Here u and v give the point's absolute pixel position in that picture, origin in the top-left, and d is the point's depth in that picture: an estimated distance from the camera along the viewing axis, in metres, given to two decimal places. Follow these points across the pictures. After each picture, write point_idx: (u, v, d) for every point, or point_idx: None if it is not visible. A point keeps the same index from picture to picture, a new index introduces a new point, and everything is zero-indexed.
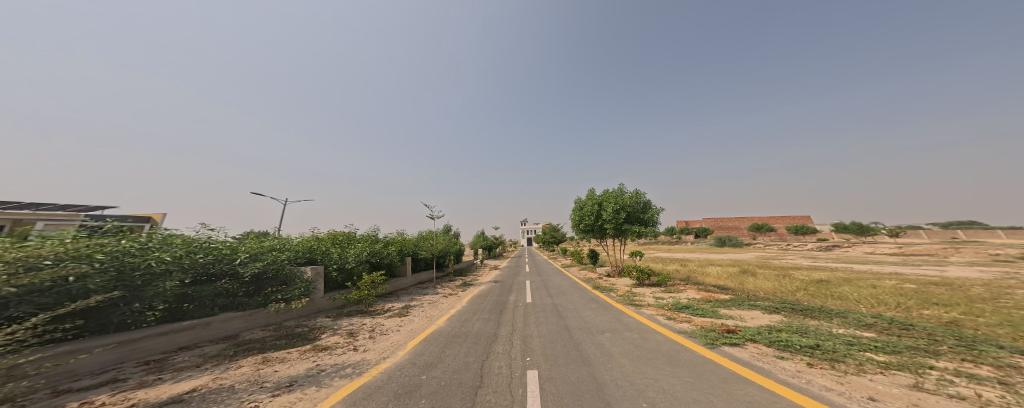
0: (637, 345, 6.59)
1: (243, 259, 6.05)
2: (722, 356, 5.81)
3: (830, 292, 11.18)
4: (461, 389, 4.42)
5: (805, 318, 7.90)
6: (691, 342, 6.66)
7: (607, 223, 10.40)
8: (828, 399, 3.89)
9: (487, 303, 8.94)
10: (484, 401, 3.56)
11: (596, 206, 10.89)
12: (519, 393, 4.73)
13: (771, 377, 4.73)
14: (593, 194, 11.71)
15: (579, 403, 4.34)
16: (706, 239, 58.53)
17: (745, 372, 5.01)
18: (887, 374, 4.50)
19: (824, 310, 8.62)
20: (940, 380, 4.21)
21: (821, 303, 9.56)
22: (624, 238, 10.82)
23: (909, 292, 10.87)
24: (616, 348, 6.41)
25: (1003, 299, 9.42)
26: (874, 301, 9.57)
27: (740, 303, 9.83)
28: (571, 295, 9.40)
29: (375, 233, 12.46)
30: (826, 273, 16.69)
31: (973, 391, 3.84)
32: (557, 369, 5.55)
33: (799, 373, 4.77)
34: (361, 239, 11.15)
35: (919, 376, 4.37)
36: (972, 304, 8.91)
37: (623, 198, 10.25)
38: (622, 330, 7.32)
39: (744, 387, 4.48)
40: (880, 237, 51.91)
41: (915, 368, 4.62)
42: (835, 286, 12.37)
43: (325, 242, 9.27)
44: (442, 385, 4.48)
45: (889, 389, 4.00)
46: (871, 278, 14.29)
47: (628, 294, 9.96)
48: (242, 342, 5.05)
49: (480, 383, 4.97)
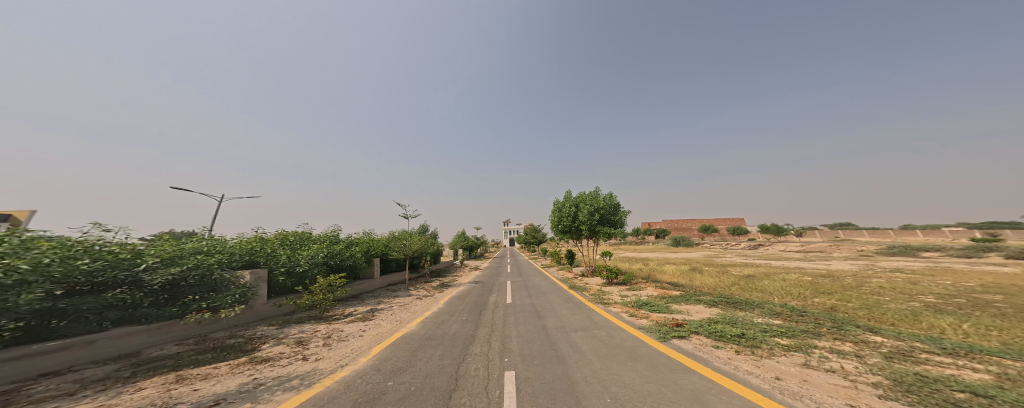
0: (605, 342, 6.94)
1: (151, 264, 5.12)
2: (672, 349, 6.33)
3: (757, 285, 12.94)
4: (434, 393, 4.27)
5: (743, 310, 8.93)
6: (648, 337, 7.19)
7: (583, 224, 10.80)
8: (749, 381, 4.43)
9: (465, 304, 8.77)
10: (459, 404, 3.49)
11: (573, 207, 11.24)
12: (497, 395, 4.70)
13: (709, 365, 5.28)
14: (570, 196, 12.08)
15: (553, 402, 4.42)
16: (659, 240, 63.82)
17: (690, 362, 5.50)
18: (788, 355, 5.28)
19: (758, 302, 9.82)
20: (822, 356, 5.05)
21: (750, 295, 11.00)
22: (596, 239, 11.30)
23: (810, 283, 13.11)
24: (587, 346, 6.67)
25: (872, 286, 11.83)
26: (789, 292, 11.26)
27: (688, 298, 10.86)
28: (548, 295, 9.56)
29: (335, 233, 11.50)
30: (752, 268, 19.35)
31: (840, 365, 4.66)
32: (533, 369, 5.61)
33: (729, 360, 5.37)
34: (317, 240, 10.22)
35: (808, 355, 5.19)
36: (853, 291, 11.00)
37: (598, 200, 10.70)
38: (593, 328, 7.64)
39: (688, 376, 4.92)
40: (791, 237, 61.69)
41: (806, 348, 5.48)
42: (760, 280, 14.38)
43: (272, 242, 8.30)
44: (413, 390, 4.28)
45: (788, 369, 4.67)
46: (784, 272, 16.99)
47: (599, 293, 10.42)
48: (147, 359, 4.33)
49: (455, 386, 4.84)
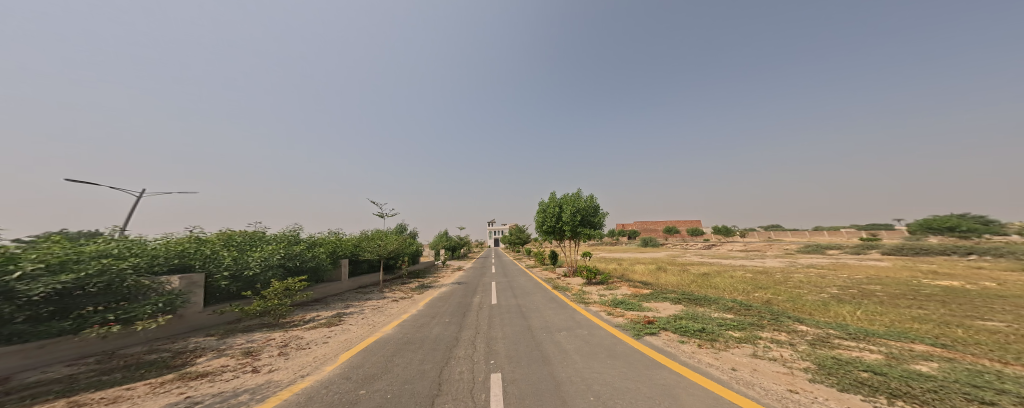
0: (586, 340, 7.05)
1: (29, 271, 3.81)
2: (645, 345, 6.60)
3: (713, 282, 14.13)
4: (414, 399, 4.00)
5: (709, 305, 9.57)
6: (623, 334, 7.45)
7: (565, 225, 10.95)
8: (710, 373, 4.76)
9: (448, 306, 8.44)
10: None
11: (556, 208, 11.36)
12: (483, 398, 4.53)
13: (676, 359, 5.57)
14: (553, 197, 12.19)
15: (539, 403, 4.35)
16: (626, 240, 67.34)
17: (660, 357, 5.76)
18: (738, 346, 5.76)
19: (721, 298, 10.61)
20: (766, 346, 5.56)
21: (708, 291, 11.95)
22: (577, 240, 11.52)
23: (754, 278, 14.66)
24: (570, 345, 6.73)
25: (802, 280, 13.56)
26: (740, 287, 12.43)
27: (657, 295, 11.48)
28: (533, 295, 9.53)
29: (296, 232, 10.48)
30: (708, 267, 21.15)
31: (778, 353, 5.17)
32: (519, 370, 5.52)
33: (693, 354, 5.71)
34: (272, 240, 9.23)
35: (754, 345, 5.71)
36: (788, 285, 12.49)
37: (579, 202, 10.91)
38: (576, 327, 7.73)
39: (660, 371, 5.15)
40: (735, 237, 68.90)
41: (752, 340, 6.01)
42: (714, 277, 15.74)
43: (212, 243, 7.25)
44: (390, 397, 3.98)
45: (742, 360, 5.06)
46: (733, 270, 18.83)
47: (580, 293, 10.63)
48: (25, 385, 3.41)
49: (438, 391, 4.59)
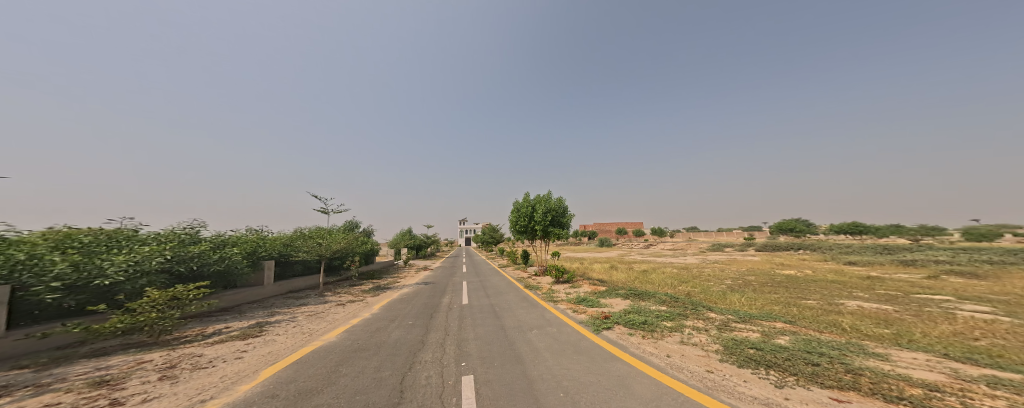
0: (556, 338, 7.19)
1: None
2: (603, 339, 7.01)
3: (652, 277, 15.76)
4: None
5: (655, 298, 10.49)
6: (584, 329, 7.84)
7: (537, 224, 11.08)
8: (650, 361, 5.25)
9: (413, 308, 7.87)
10: None
11: (529, 207, 11.44)
12: (455, 402, 4.17)
13: (627, 351, 5.99)
14: (527, 197, 12.23)
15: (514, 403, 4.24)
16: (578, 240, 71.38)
17: (614, 350, 6.15)
18: (669, 335, 6.44)
19: (663, 292, 11.73)
20: (689, 334, 6.32)
21: (651, 286, 13.22)
22: (547, 240, 11.75)
23: (682, 273, 16.79)
24: (542, 343, 6.80)
25: (717, 273, 15.95)
26: (676, 281, 14.06)
27: (612, 292, 12.30)
28: (506, 295, 9.39)
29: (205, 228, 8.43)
30: (647, 264, 23.58)
31: (699, 340, 5.90)
32: (493, 371, 5.36)
33: (639, 344, 6.18)
34: (158, 238, 6.60)
35: (680, 333, 6.45)
36: (707, 277, 14.56)
37: (551, 202, 11.13)
38: (546, 325, 7.85)
39: (614, 364, 5.48)
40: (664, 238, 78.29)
41: (678, 328, 6.78)
42: (653, 273, 17.59)
43: (32, 244, 4.63)
44: None
45: (674, 347, 5.65)
46: (667, 266, 21.35)
47: (549, 292, 10.83)
48: None
49: (400, 398, 4.14)
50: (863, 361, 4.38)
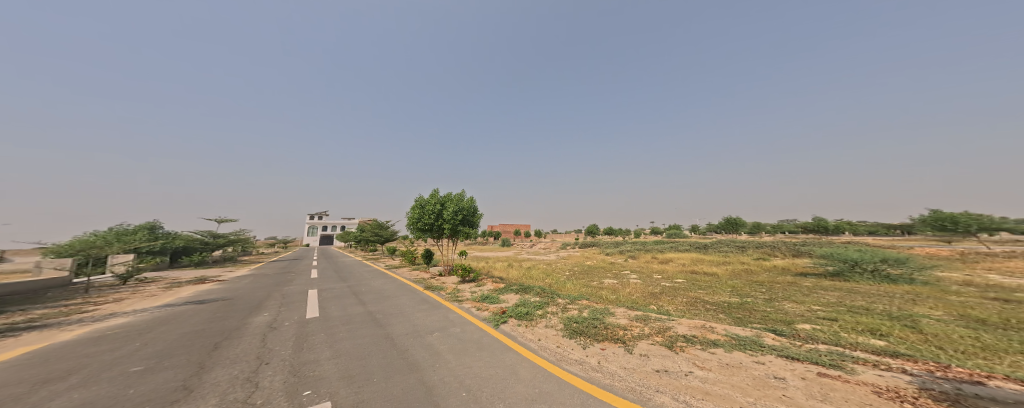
0: (463, 338, 5.37)
1: None
2: (501, 332, 6.32)
3: (523, 268, 16.91)
4: None
5: (545, 280, 11.51)
6: (484, 324, 6.84)
7: (446, 223, 10.48)
8: (528, 345, 5.78)
9: (152, 348, 4.03)
10: None
11: (437, 205, 10.65)
12: None
13: (516, 340, 6.01)
14: (435, 193, 11.34)
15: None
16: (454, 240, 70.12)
17: (505, 339, 5.95)
18: (541, 321, 6.98)
19: (546, 273, 13.17)
20: (555, 315, 7.17)
21: (525, 274, 13.94)
22: (456, 239, 11.29)
23: (542, 261, 18.98)
24: (444, 344, 4.67)
25: (559, 261, 18.75)
26: (541, 268, 15.20)
27: (512, 287, 10.97)
28: (398, 297, 8.48)
29: None
30: (514, 257, 25.81)
31: (553, 321, 6.83)
32: (371, 384, 3.19)
33: (526, 332, 6.41)
34: None
35: (547, 317, 7.17)
36: (558, 264, 16.74)
37: (463, 202, 10.73)
38: (451, 327, 6.20)
39: (507, 354, 5.19)
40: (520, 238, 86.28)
41: (545, 311, 7.58)
42: (523, 264, 18.99)
43: None
44: None
45: (548, 332, 6.30)
46: (530, 258, 23.90)
47: (454, 292, 10.09)
48: None
49: None
50: (614, 307, 6.20)
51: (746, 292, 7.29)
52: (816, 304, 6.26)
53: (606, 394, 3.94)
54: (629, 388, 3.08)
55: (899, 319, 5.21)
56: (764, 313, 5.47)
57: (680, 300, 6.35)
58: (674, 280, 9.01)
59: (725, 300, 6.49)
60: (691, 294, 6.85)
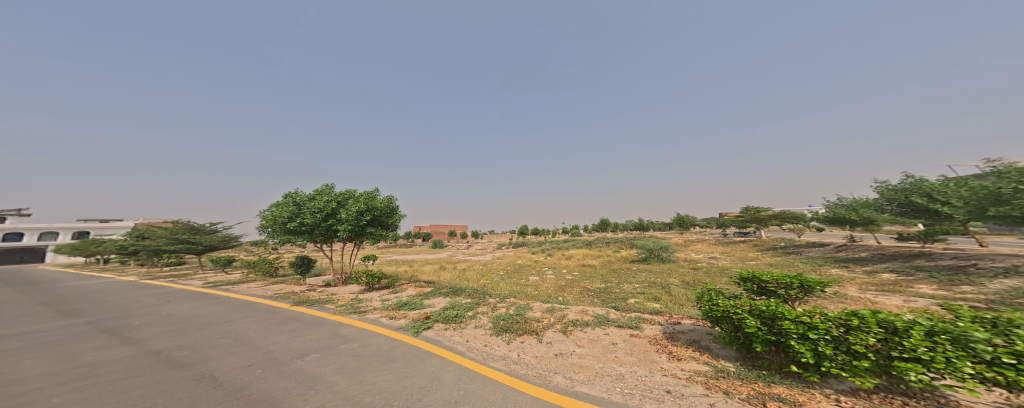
0: (357, 354, 4.70)
1: None
2: (422, 340, 5.96)
3: (431, 272, 16.39)
4: None
5: (480, 281, 11.40)
6: (400, 334, 6.31)
7: (343, 224, 9.26)
8: (456, 348, 5.64)
9: None
10: None
11: (331, 203, 9.43)
12: None
13: (443, 346, 5.74)
14: (325, 189, 9.95)
15: None
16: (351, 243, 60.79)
17: (428, 346, 5.67)
18: (471, 323, 6.89)
19: (483, 274, 13.09)
20: (485, 315, 7.15)
21: (443, 278, 13.38)
22: (359, 241, 10.21)
23: (458, 266, 18.70)
24: (326, 366, 3.93)
25: (469, 263, 18.97)
26: (453, 273, 14.79)
27: (439, 291, 10.57)
28: (246, 320, 6.17)
29: None
30: (425, 261, 24.93)
31: (484, 321, 6.82)
32: None
33: (452, 336, 6.23)
34: None
35: (477, 318, 7.14)
36: (477, 265, 16.82)
37: (374, 200, 9.84)
38: (340, 344, 5.24)
39: (432, 363, 4.91)
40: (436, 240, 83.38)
41: (475, 312, 7.52)
42: (439, 268, 18.28)
43: None
44: None
45: (476, 332, 6.31)
46: (444, 261, 23.42)
47: (350, 303, 8.62)
48: None
49: None
50: (533, 301, 6.61)
51: (609, 278, 8.59)
52: (637, 283, 7.88)
53: (522, 385, 4.13)
54: (536, 374, 4.39)
55: (662, 286, 7.48)
56: (617, 293, 6.92)
57: (580, 289, 7.23)
58: (571, 273, 9.93)
59: (599, 286, 7.60)
60: (583, 285, 7.59)
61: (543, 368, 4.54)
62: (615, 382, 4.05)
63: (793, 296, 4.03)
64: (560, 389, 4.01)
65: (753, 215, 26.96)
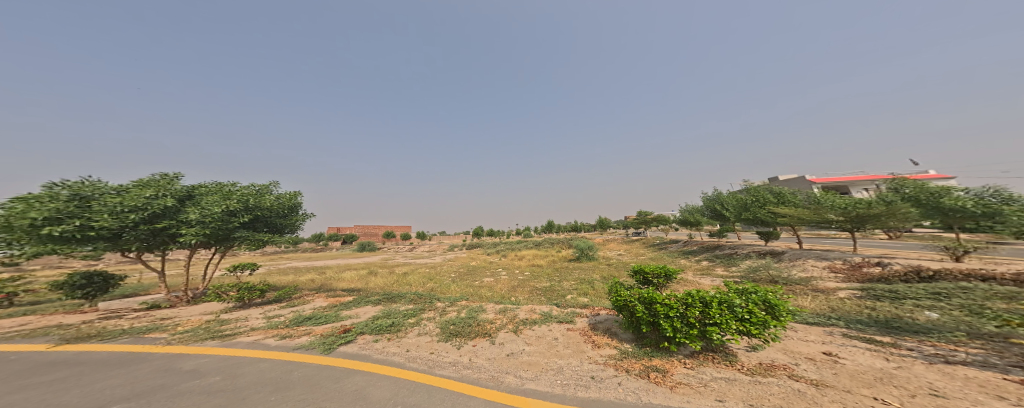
0: (218, 390, 3.80)
1: None
2: (335, 358, 5.21)
3: (356, 278, 14.54)
4: None
5: (426, 285, 10.64)
6: (304, 355, 5.34)
7: (189, 231, 6.97)
8: (392, 360, 5.15)
9: None
10: None
11: (145, 201, 6.76)
12: None
13: (371, 360, 5.16)
14: (136, 183, 7.27)
15: None
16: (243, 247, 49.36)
17: (353, 363, 5.00)
18: (410, 331, 6.40)
19: (430, 277, 12.19)
20: (429, 321, 6.75)
21: (379, 284, 12.03)
22: (228, 245, 8.26)
23: (397, 269, 17.10)
24: None
25: (410, 266, 17.61)
26: (391, 279, 13.42)
27: (360, 300, 9.34)
28: None
29: None
30: (353, 265, 22.07)
31: (430, 327, 6.42)
32: None
33: (384, 348, 5.64)
34: None
35: (420, 325, 6.66)
36: (420, 268, 15.69)
37: (258, 198, 8.14)
38: (183, 381, 4.12)
39: (353, 380, 4.38)
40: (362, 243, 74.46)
41: (419, 319, 6.99)
42: (373, 273, 16.32)
43: None
44: None
45: (412, 341, 5.89)
46: (378, 265, 21.12)
47: (203, 327, 6.81)
48: None
49: None
50: (486, 303, 6.63)
51: (554, 277, 9.17)
52: (573, 280, 8.64)
53: (475, 390, 4.07)
54: (489, 377, 4.39)
55: (589, 282, 8.31)
56: (559, 291, 7.42)
57: (530, 288, 7.53)
58: (523, 273, 10.23)
59: (548, 285, 8.03)
60: (532, 285, 7.88)
61: (494, 369, 4.58)
62: (558, 376, 4.37)
63: (659, 283, 7.32)
64: (514, 389, 4.07)
65: (644, 218, 32.48)
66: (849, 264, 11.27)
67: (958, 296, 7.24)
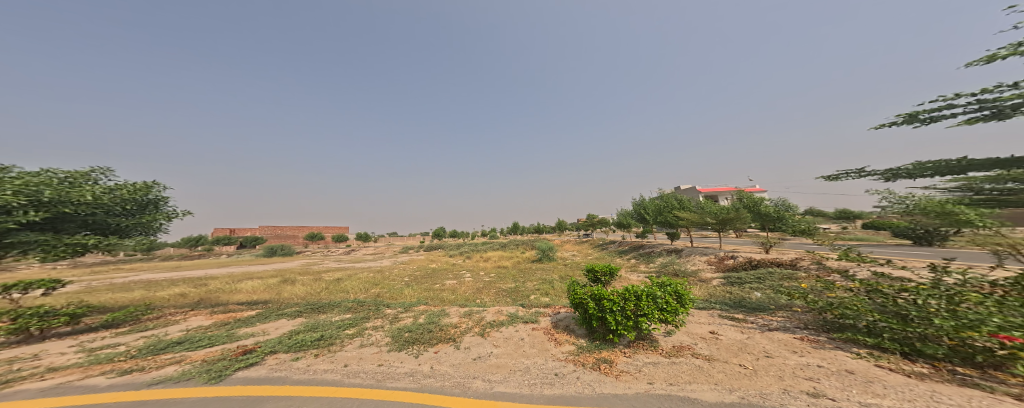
0: None
1: None
2: (228, 387, 3.96)
3: (274, 287, 11.86)
4: None
5: (371, 290, 9.32)
6: (171, 391, 3.88)
7: None
8: (321, 378, 4.22)
9: None
10: None
11: None
12: None
13: (288, 382, 4.12)
14: None
15: None
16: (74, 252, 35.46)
17: (260, 389, 3.90)
18: (349, 343, 5.42)
19: (375, 282, 10.72)
20: (373, 331, 5.84)
21: (306, 292, 10.02)
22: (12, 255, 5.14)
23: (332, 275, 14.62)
24: None
25: (350, 271, 15.30)
26: (324, 285, 11.38)
27: (265, 315, 7.37)
28: None
29: None
30: (269, 273, 18.03)
31: (375, 337, 5.56)
32: None
33: (308, 367, 4.58)
34: None
35: (362, 336, 5.70)
36: (363, 273, 13.75)
37: (68, 191, 5.01)
38: None
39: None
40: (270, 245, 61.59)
41: (362, 329, 5.99)
42: (297, 280, 13.52)
43: None
44: None
45: (349, 354, 4.98)
46: (305, 271, 17.76)
47: None
48: None
49: None
50: (448, 307, 6.20)
51: (519, 278, 9.21)
52: (536, 280, 8.82)
53: (439, 399, 3.67)
54: (455, 384, 4.03)
55: (548, 282, 8.60)
56: (523, 292, 7.44)
57: (496, 290, 7.37)
58: (489, 275, 10.02)
59: (513, 286, 7.98)
60: (497, 286, 7.74)
61: (461, 375, 4.22)
62: (527, 376, 4.30)
63: (604, 280, 7.95)
64: (484, 394, 3.83)
65: (588, 221, 35.73)
66: (717, 257, 14.61)
67: (768, 278, 10.15)
